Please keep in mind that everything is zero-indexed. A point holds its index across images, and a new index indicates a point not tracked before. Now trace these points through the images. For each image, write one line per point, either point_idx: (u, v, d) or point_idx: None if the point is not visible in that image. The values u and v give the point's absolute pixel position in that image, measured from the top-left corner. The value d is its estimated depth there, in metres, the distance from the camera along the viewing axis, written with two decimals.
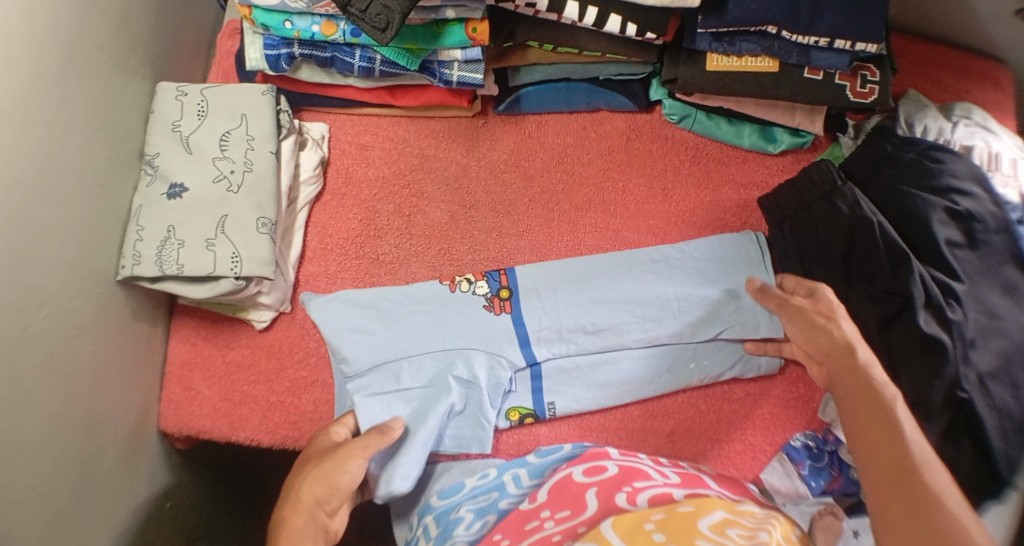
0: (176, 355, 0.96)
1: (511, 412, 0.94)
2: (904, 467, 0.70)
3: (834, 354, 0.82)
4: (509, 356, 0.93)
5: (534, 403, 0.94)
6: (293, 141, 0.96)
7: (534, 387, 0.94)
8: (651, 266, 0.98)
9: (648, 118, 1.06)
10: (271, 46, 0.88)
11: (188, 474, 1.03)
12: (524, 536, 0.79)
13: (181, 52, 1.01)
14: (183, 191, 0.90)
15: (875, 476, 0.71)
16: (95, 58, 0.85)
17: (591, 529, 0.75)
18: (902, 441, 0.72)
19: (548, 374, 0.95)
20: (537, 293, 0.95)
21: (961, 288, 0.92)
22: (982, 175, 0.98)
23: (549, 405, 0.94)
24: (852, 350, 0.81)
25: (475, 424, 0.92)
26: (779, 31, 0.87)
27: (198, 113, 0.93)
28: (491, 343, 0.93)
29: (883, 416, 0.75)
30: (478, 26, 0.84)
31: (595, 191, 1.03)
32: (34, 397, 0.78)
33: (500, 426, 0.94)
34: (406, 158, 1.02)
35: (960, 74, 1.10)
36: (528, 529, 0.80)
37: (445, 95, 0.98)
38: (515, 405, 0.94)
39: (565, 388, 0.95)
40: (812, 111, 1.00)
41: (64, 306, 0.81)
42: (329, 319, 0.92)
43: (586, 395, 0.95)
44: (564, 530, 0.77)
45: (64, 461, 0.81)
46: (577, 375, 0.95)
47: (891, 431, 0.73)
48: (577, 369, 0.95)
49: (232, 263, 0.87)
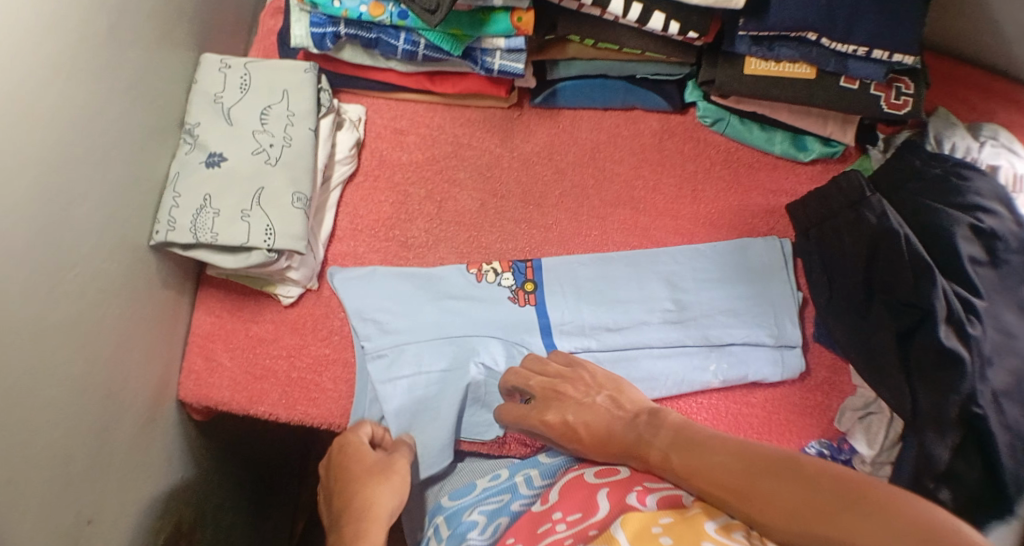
0: (200, 326, 0.97)
1: None
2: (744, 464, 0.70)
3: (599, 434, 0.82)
4: (528, 346, 0.94)
5: None
6: (331, 120, 0.98)
7: None
8: (669, 265, 1.00)
9: (681, 120, 1.07)
10: (317, 24, 0.89)
11: (203, 447, 1.03)
12: (535, 538, 0.76)
13: (224, 27, 1.02)
14: (221, 161, 0.91)
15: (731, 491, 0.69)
16: (143, 24, 0.86)
17: (602, 531, 0.70)
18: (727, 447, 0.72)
19: None
20: (561, 287, 0.97)
21: (982, 304, 0.93)
22: (1006, 195, 0.99)
23: None
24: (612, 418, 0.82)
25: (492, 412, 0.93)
26: (818, 38, 0.88)
27: (240, 86, 0.94)
28: (518, 332, 0.94)
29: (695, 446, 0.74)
30: (523, 16, 0.86)
31: (624, 189, 1.04)
32: (61, 351, 0.78)
33: None
34: (440, 144, 1.03)
35: (991, 94, 1.11)
36: (540, 532, 0.77)
37: (482, 83, 0.99)
38: None
39: None
40: (844, 121, 1.01)
41: (97, 266, 0.82)
42: (352, 295, 0.95)
43: None
44: (574, 533, 0.73)
45: (83, 419, 0.81)
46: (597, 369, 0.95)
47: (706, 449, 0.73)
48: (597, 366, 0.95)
49: (266, 235, 0.88)
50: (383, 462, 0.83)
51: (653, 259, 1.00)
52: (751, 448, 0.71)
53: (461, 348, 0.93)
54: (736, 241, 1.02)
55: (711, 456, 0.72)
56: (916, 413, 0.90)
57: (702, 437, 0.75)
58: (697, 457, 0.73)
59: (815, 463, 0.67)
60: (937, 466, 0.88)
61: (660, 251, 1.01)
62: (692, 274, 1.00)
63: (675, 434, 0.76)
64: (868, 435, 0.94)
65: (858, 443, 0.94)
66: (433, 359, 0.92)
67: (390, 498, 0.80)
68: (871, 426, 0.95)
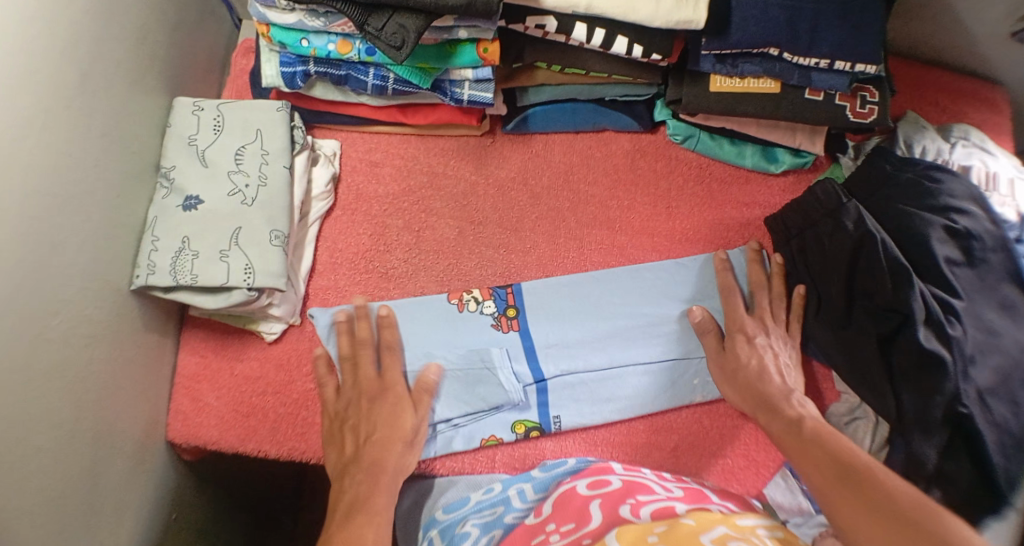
0: (185, 367, 0.97)
1: (517, 426, 0.94)
2: (848, 475, 0.78)
3: (760, 401, 0.91)
4: (519, 370, 0.95)
5: (540, 417, 0.95)
6: (305, 156, 0.99)
7: (541, 402, 0.95)
8: (646, 278, 1.01)
9: (652, 138, 1.08)
10: (287, 63, 0.90)
11: (194, 488, 1.04)
12: None
13: (195, 68, 1.03)
14: (198, 204, 0.92)
15: (820, 479, 0.79)
16: (113, 71, 0.87)
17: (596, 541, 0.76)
18: (844, 453, 0.80)
19: (553, 388, 0.96)
20: (546, 315, 0.98)
21: (960, 304, 0.94)
22: (979, 195, 1.00)
23: (555, 420, 0.95)
24: (784, 393, 0.91)
25: (484, 381, 0.93)
26: (780, 53, 0.90)
27: (214, 127, 0.95)
28: (507, 358, 0.94)
29: (821, 438, 0.83)
30: (489, 46, 0.87)
31: (600, 209, 1.05)
32: (44, 401, 0.78)
33: (504, 439, 0.94)
34: (415, 175, 1.04)
35: (957, 96, 1.13)
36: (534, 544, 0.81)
37: (454, 114, 1.01)
38: (522, 418, 0.95)
39: (570, 403, 0.96)
40: (813, 132, 1.03)
41: (80, 312, 0.83)
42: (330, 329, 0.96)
43: (592, 410, 0.96)
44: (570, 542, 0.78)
45: (72, 465, 0.82)
46: (581, 390, 0.96)
47: (828, 447, 0.82)
48: (581, 385, 0.96)
49: (245, 275, 0.89)
50: (381, 384, 0.91)
51: (633, 273, 1.01)
52: (870, 461, 0.79)
53: (467, 357, 0.94)
54: (709, 254, 1.03)
55: (821, 449, 0.82)
56: (902, 416, 0.91)
57: (839, 445, 0.82)
58: (818, 444, 0.83)
59: (918, 499, 0.73)
60: (924, 467, 0.89)
61: (636, 268, 1.02)
62: (670, 295, 1.01)
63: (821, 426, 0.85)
64: (855, 442, 0.96)
65: None
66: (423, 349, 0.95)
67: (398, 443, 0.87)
68: (857, 431, 0.97)
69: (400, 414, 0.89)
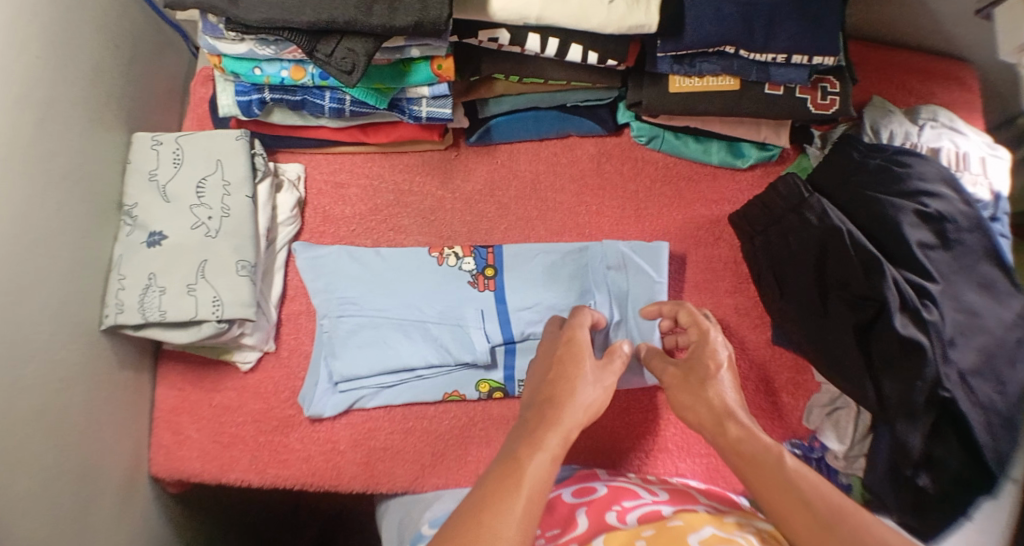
0: (165, 400, 0.97)
1: (480, 385, 0.96)
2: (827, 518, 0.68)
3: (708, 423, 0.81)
4: (489, 331, 0.96)
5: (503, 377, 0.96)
6: (269, 184, 0.98)
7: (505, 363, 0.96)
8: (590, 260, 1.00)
9: (617, 140, 1.08)
10: (241, 92, 0.90)
11: (182, 518, 1.03)
12: None
13: (154, 99, 1.02)
14: (162, 239, 0.92)
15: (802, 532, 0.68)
16: (69, 111, 0.86)
17: None
18: (811, 490, 0.71)
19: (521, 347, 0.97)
20: (519, 272, 0.99)
21: (936, 288, 0.93)
22: (950, 175, 0.98)
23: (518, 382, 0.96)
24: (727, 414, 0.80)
25: (461, 337, 0.95)
26: (737, 50, 0.89)
27: (174, 161, 0.94)
28: (481, 318, 0.96)
29: (776, 472, 0.73)
30: (443, 63, 0.86)
31: (569, 215, 1.05)
32: (25, 451, 0.79)
33: (468, 396, 0.96)
34: (382, 193, 1.04)
35: (924, 78, 1.13)
36: None
37: (416, 130, 1.00)
38: (484, 378, 0.96)
39: None
40: (777, 125, 1.03)
41: (54, 356, 0.83)
42: (315, 270, 0.98)
43: None
44: None
45: (56, 510, 0.82)
46: None
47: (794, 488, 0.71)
48: None
49: (214, 306, 0.88)
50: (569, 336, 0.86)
51: None
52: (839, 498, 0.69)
53: (453, 310, 0.97)
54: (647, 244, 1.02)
55: (785, 487, 0.72)
56: (883, 404, 0.91)
57: (801, 479, 0.72)
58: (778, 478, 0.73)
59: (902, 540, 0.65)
60: (911, 455, 0.89)
61: (628, 252, 0.99)
62: (625, 276, 0.99)
63: (853, 509, 0.68)
64: (838, 431, 0.96)
65: (829, 440, 0.96)
66: (402, 300, 0.97)
67: (578, 397, 0.79)
68: (840, 420, 0.97)
69: (578, 371, 0.82)
